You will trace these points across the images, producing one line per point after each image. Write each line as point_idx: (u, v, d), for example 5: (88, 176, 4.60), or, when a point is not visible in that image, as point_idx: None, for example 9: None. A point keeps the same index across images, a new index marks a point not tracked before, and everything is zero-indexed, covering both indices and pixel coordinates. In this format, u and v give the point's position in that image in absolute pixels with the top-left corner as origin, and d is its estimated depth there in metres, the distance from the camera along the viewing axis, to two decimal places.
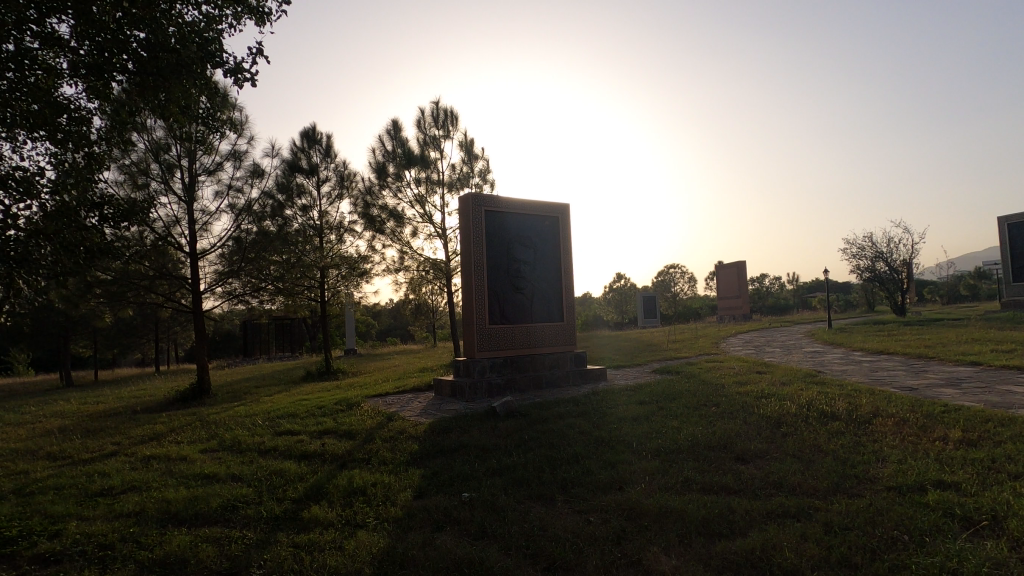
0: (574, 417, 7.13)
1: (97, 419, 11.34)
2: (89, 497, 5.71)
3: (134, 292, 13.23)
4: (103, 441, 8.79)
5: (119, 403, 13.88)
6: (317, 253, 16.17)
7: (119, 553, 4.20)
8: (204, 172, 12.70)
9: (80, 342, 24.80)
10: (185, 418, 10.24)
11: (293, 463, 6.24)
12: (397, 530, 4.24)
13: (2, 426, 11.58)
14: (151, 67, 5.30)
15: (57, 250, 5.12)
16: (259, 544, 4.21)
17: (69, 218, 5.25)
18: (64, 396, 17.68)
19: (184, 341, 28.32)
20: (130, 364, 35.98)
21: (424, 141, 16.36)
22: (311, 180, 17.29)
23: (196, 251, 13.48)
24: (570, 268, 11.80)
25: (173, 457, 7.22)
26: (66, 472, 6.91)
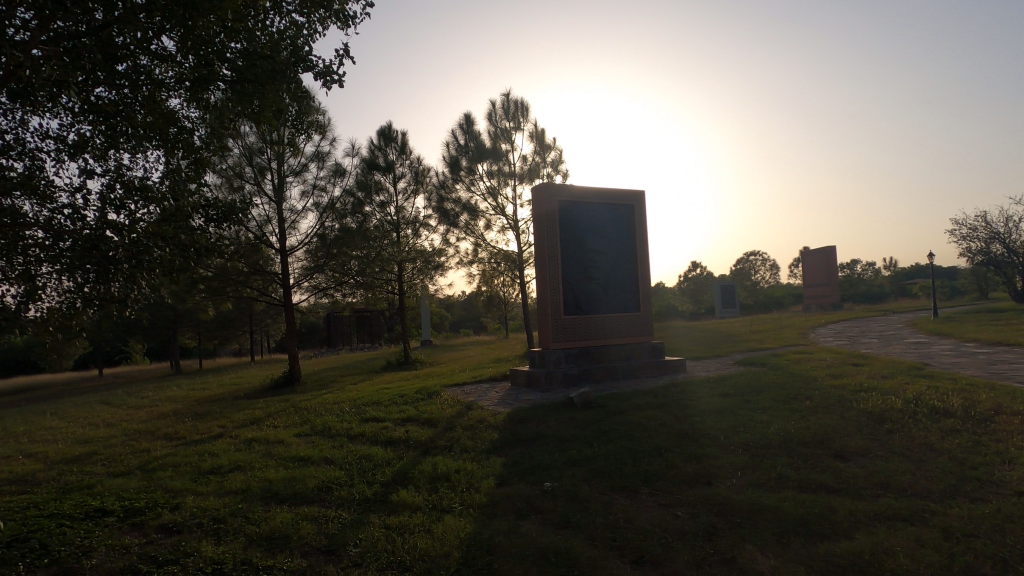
0: (654, 409, 6.98)
1: (204, 404, 12.41)
2: (202, 475, 6.28)
3: (232, 288, 14.32)
4: (211, 424, 9.60)
5: (221, 390, 15.10)
6: (395, 248, 16.73)
7: (231, 526, 4.57)
8: (292, 174, 13.48)
9: (187, 333, 27.21)
10: (280, 404, 10.97)
11: (380, 449, 6.52)
12: (481, 516, 4.33)
13: (126, 409, 12.92)
14: (249, 75, 5.60)
15: (173, 250, 5.47)
16: (353, 523, 4.44)
17: (183, 220, 5.67)
18: (175, 383, 19.51)
19: (276, 332, 30.37)
20: (229, 354, 39.20)
21: (496, 133, 16.48)
22: (388, 178, 17.91)
23: (285, 248, 14.37)
24: (646, 257, 11.49)
25: (272, 440, 7.76)
26: (182, 451, 7.60)
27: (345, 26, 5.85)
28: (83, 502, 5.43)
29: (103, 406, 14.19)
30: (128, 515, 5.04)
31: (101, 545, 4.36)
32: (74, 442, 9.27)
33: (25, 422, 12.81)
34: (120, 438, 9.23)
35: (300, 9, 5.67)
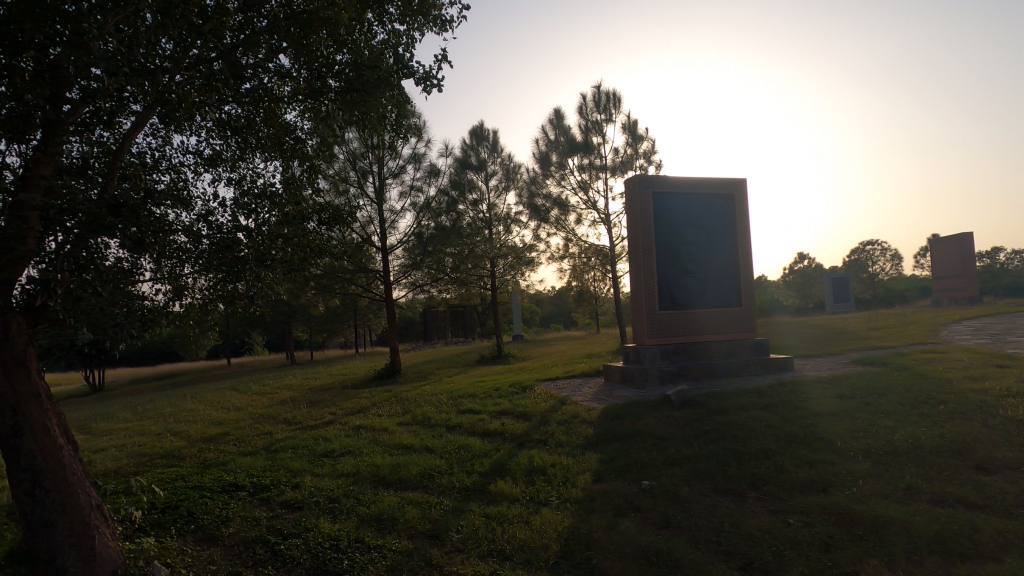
0: (759, 409, 6.60)
1: (316, 392, 13.47)
2: (318, 457, 6.82)
3: (339, 285, 15.37)
4: (323, 411, 10.39)
5: (331, 379, 16.31)
6: (487, 244, 17.10)
7: (344, 506, 4.93)
8: (391, 176, 14.19)
9: (301, 327, 29.60)
10: (384, 394, 11.64)
11: (477, 440, 6.72)
12: (579, 511, 4.34)
13: (251, 395, 14.31)
14: (357, 85, 5.91)
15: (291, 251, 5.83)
16: (455, 510, 4.62)
17: (299, 224, 6.09)
18: (291, 372, 21.32)
19: (378, 326, 32.22)
20: (336, 346, 42.18)
21: (586, 127, 16.31)
22: (480, 176, 18.34)
23: (386, 247, 15.18)
24: (748, 249, 10.87)
25: (377, 428, 8.25)
26: (300, 435, 8.30)
27: (442, 31, 6.05)
28: (220, 476, 6.08)
29: (232, 392, 15.84)
30: (257, 490, 5.58)
31: (236, 515, 4.87)
32: (211, 423, 10.42)
33: (171, 404, 14.57)
34: (247, 421, 10.26)
35: (401, 19, 5.93)
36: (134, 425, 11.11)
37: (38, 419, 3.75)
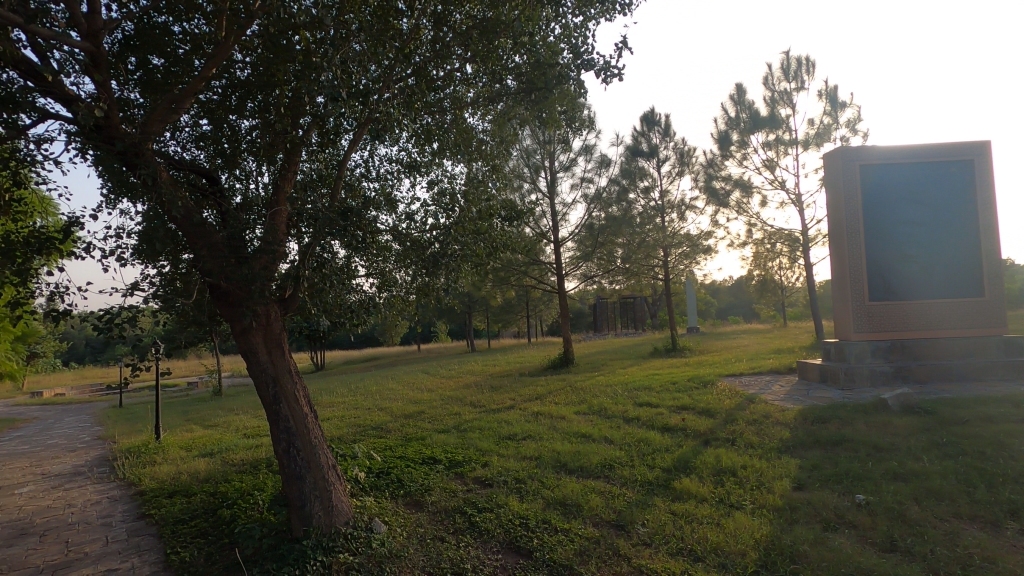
0: (1015, 422, 5.40)
1: (496, 378, 14.35)
2: (502, 439, 7.27)
3: (515, 277, 16.13)
4: (505, 396, 11.03)
5: (509, 367, 17.24)
6: (660, 233, 16.50)
7: (530, 487, 5.17)
8: (562, 169, 14.43)
9: (479, 317, 31.73)
10: (559, 383, 11.96)
11: (657, 434, 6.55)
12: (779, 520, 3.98)
13: (440, 379, 15.76)
14: (534, 81, 5.87)
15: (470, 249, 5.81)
16: (638, 503, 4.57)
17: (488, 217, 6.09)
18: (472, 359, 22.99)
19: (549, 317, 33.10)
20: (510, 335, 44.39)
21: (773, 99, 14.77)
22: (652, 162, 17.72)
23: (557, 240, 15.50)
24: (995, 226, 8.86)
25: (555, 415, 8.50)
26: (485, 417, 8.91)
27: (620, 16, 5.93)
28: (420, 450, 6.80)
29: (424, 375, 17.60)
30: (451, 465, 6.14)
31: (436, 486, 5.42)
32: (409, 402, 11.72)
33: (377, 383, 16.74)
34: (439, 401, 11.32)
35: (579, 9, 5.89)
36: (350, 400, 13.01)
37: (291, 389, 4.56)
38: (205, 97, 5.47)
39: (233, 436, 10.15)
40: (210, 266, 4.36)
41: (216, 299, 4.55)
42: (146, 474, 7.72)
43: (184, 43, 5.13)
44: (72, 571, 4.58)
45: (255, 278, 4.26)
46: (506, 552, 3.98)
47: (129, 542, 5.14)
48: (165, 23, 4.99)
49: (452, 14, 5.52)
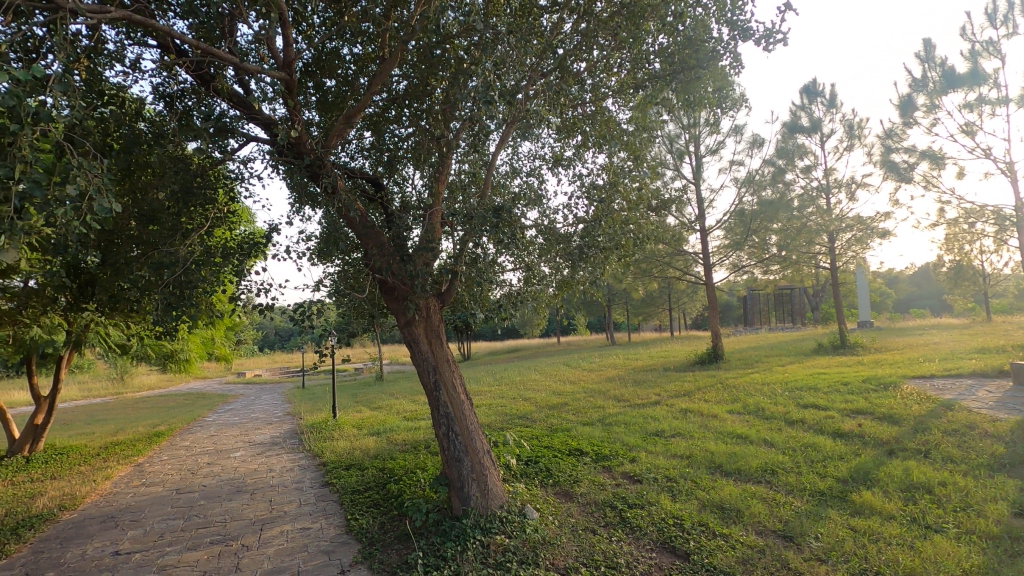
0: None
1: (639, 373, 14.01)
2: (649, 435, 7.08)
3: (658, 269, 15.59)
4: (649, 391, 10.73)
5: (652, 361, 16.74)
6: (825, 216, 14.81)
7: (682, 487, 4.96)
8: (708, 153, 13.60)
9: (619, 309, 31.22)
10: (709, 380, 11.32)
11: (828, 439, 5.91)
12: (997, 550, 3.38)
13: (582, 372, 15.80)
14: (679, 61, 5.46)
15: (621, 240, 5.58)
16: (809, 514, 4.17)
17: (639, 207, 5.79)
18: (613, 352, 22.70)
19: (693, 309, 31.48)
20: (652, 329, 43.07)
21: (974, 51, 12.42)
22: (814, 138, 15.94)
23: (704, 228, 14.66)
24: None
25: (706, 414, 8.07)
26: (630, 412, 8.75)
27: None
28: (566, 441, 6.88)
29: (565, 367, 17.77)
30: (598, 458, 6.13)
31: (584, 478, 5.45)
32: (553, 393, 11.93)
33: (520, 373, 17.29)
34: (582, 394, 11.36)
35: None
36: (497, 389, 13.60)
37: (450, 377, 4.87)
38: (368, 111, 6.00)
39: (395, 418, 11.16)
40: (381, 263, 4.80)
41: (384, 294, 5.04)
42: (327, 448, 8.81)
43: (351, 64, 5.64)
44: (275, 525, 5.38)
45: (419, 274, 4.61)
46: (661, 551, 3.86)
47: (317, 506, 5.90)
48: (335, 48, 5.52)
49: (594, 3, 5.37)
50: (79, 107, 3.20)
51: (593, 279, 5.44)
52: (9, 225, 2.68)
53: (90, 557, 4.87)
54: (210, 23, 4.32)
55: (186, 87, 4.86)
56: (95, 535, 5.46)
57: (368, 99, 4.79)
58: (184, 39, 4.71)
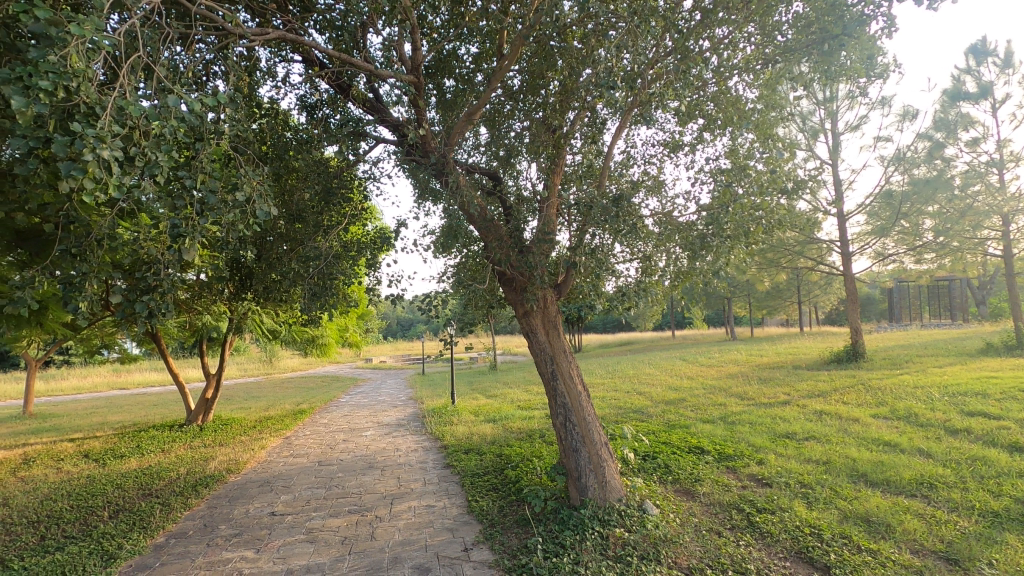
0: None
1: (764, 370, 13.11)
2: (778, 437, 6.59)
3: (786, 259, 14.43)
4: (777, 390, 9.99)
5: (778, 358, 15.57)
6: (996, 196, 12.75)
7: (819, 494, 4.57)
8: (847, 129, 12.29)
9: (740, 302, 29.39)
10: (847, 380, 10.29)
11: (1002, 454, 5.12)
12: None
13: (700, 367, 15.11)
14: (816, 30, 4.93)
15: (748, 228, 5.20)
16: (979, 536, 3.66)
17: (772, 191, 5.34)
18: (734, 347, 21.44)
19: (826, 302, 28.75)
20: (777, 324, 40.10)
21: None
22: (982, 106, 13.75)
23: (842, 213, 13.30)
24: None
25: (845, 417, 7.34)
26: (755, 411, 8.22)
27: None
28: (685, 438, 6.63)
29: (682, 362, 17.10)
30: (721, 458, 5.84)
31: (707, 477, 5.21)
32: (669, 388, 11.54)
33: (634, 367, 16.93)
34: (701, 390, 10.86)
35: None
36: (610, 382, 13.45)
37: (567, 367, 4.90)
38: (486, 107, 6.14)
39: (510, 407, 11.46)
40: (500, 255, 4.93)
41: (503, 285, 5.20)
42: (447, 431, 9.28)
43: (470, 63, 5.80)
44: (403, 501, 5.78)
45: (537, 265, 4.67)
46: (797, 561, 3.60)
47: (440, 485, 6.24)
48: (453, 49, 5.70)
49: None
50: (244, 119, 3.59)
51: (717, 270, 5.14)
52: (196, 225, 3.07)
53: (252, 515, 5.57)
54: (348, 36, 4.67)
55: (324, 97, 5.30)
56: (255, 496, 6.23)
57: (488, 95, 4.90)
58: (323, 53, 5.14)
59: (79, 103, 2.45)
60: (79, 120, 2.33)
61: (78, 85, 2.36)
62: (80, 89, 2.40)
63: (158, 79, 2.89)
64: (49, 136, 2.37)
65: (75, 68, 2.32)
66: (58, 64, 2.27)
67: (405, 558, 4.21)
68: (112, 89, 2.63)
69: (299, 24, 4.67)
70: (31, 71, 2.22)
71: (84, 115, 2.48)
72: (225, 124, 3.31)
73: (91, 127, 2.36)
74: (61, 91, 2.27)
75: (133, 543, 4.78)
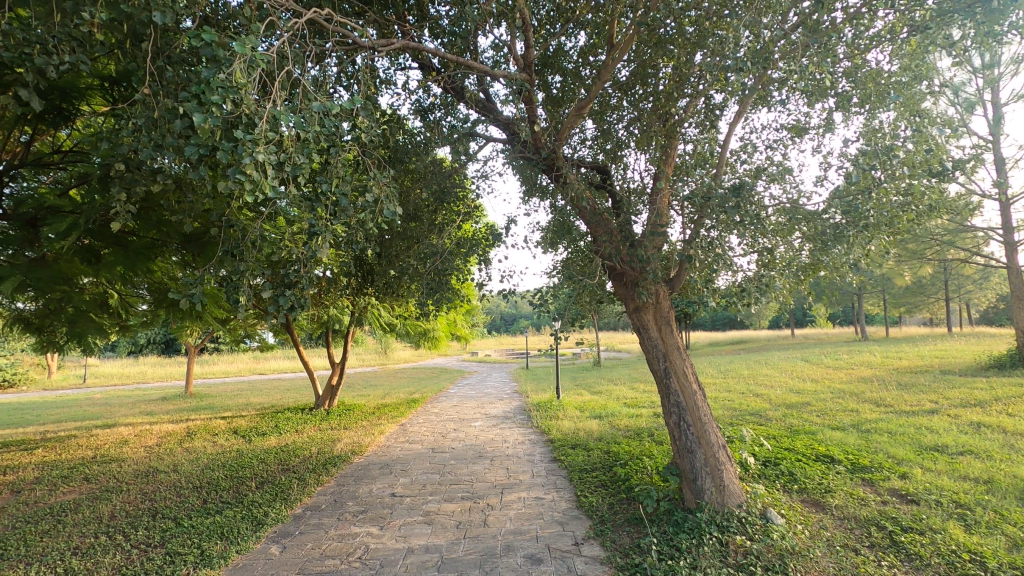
0: None
1: (904, 374, 11.76)
2: (924, 449, 5.89)
3: (932, 250, 12.81)
4: (921, 397, 8.92)
5: (922, 361, 13.89)
6: None
7: (979, 517, 4.03)
8: (1013, 99, 10.63)
9: (873, 298, 26.61)
10: (1013, 388, 8.93)
11: None
12: None
13: (826, 369, 13.89)
14: None
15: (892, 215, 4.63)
16: None
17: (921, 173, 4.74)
18: (866, 348, 19.48)
19: (982, 299, 25.15)
20: (918, 323, 35.82)
21: None
22: None
23: (1006, 196, 11.53)
24: None
25: (1011, 431, 6.38)
26: (894, 419, 7.41)
27: None
28: (811, 445, 6.13)
29: (804, 363, 15.83)
30: (855, 469, 5.33)
31: (839, 489, 4.79)
32: (790, 390, 10.74)
33: (749, 366, 15.95)
34: (827, 394, 9.99)
35: None
36: (723, 382, 12.77)
37: (681, 365, 4.72)
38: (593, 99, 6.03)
39: (616, 403, 11.30)
40: (610, 250, 4.86)
41: (614, 280, 5.17)
42: (553, 426, 9.35)
43: (576, 55, 5.73)
44: (513, 491, 5.92)
45: (650, 259, 4.55)
46: None
47: (549, 478, 6.31)
48: (560, 45, 5.66)
49: None
50: (370, 125, 3.83)
51: (853, 262, 4.67)
52: (330, 225, 3.33)
53: (375, 495, 6.00)
54: (460, 39, 4.82)
55: (438, 100, 5.53)
56: (377, 477, 6.71)
57: (598, 88, 4.83)
58: (438, 57, 5.36)
59: (238, 115, 2.75)
60: (238, 129, 2.62)
61: (239, 100, 2.65)
62: (240, 103, 2.69)
63: (302, 91, 3.17)
64: (217, 145, 2.69)
65: (236, 82, 2.62)
66: (222, 82, 2.56)
67: (518, 547, 4.31)
68: (265, 100, 2.92)
69: (417, 31, 4.92)
70: (204, 88, 2.52)
71: (243, 124, 2.78)
72: (354, 130, 3.55)
73: (248, 134, 2.64)
74: (223, 103, 2.56)
75: (276, 512, 5.34)
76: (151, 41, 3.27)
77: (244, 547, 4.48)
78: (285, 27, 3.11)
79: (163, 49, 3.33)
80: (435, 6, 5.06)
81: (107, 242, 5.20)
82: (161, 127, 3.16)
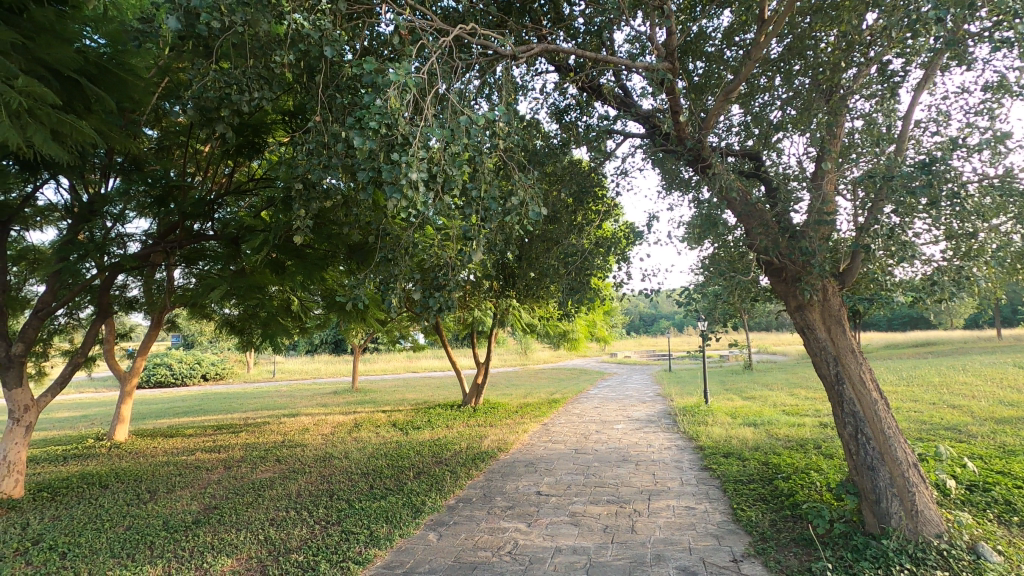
0: None
1: None
2: None
3: None
4: None
5: None
6: None
7: None
8: None
9: None
10: None
11: None
12: None
13: None
14: None
15: None
16: None
17: None
18: None
19: None
20: None
21: None
22: None
23: None
24: None
25: None
26: None
27: None
28: None
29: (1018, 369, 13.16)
30: None
31: None
32: (999, 402, 8.99)
33: (940, 373, 13.68)
34: None
35: None
36: (906, 390, 11.08)
37: (857, 370, 4.17)
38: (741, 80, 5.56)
39: (773, 411, 10.35)
40: (766, 243, 4.46)
41: (771, 276, 4.74)
42: (702, 432, 8.84)
43: (720, 35, 5.35)
44: (661, 498, 5.68)
45: (815, 251, 4.09)
46: None
47: (699, 488, 5.96)
48: (701, 28, 5.34)
49: None
50: (512, 131, 3.92)
51: None
52: (478, 232, 3.46)
53: (522, 492, 6.14)
54: (595, 36, 4.76)
55: (574, 100, 5.52)
56: (523, 475, 6.88)
57: (748, 69, 4.45)
58: (574, 57, 5.35)
59: (395, 135, 2.97)
60: (396, 149, 2.83)
61: (396, 122, 2.87)
62: (397, 125, 2.90)
63: (449, 106, 3.32)
64: (379, 165, 2.94)
65: (393, 106, 2.83)
66: (382, 106, 2.79)
67: (669, 558, 4.12)
68: (417, 119, 3.12)
69: (552, 33, 4.96)
70: (366, 114, 2.77)
71: (400, 144, 3.00)
72: (498, 138, 3.64)
73: (404, 153, 2.84)
74: (383, 127, 2.79)
75: (432, 501, 5.72)
76: (323, 74, 3.67)
77: (406, 532, 4.85)
78: (431, 46, 3.29)
79: (332, 79, 3.72)
80: (570, 5, 5.07)
81: (290, 255, 5.98)
82: (331, 149, 3.55)
